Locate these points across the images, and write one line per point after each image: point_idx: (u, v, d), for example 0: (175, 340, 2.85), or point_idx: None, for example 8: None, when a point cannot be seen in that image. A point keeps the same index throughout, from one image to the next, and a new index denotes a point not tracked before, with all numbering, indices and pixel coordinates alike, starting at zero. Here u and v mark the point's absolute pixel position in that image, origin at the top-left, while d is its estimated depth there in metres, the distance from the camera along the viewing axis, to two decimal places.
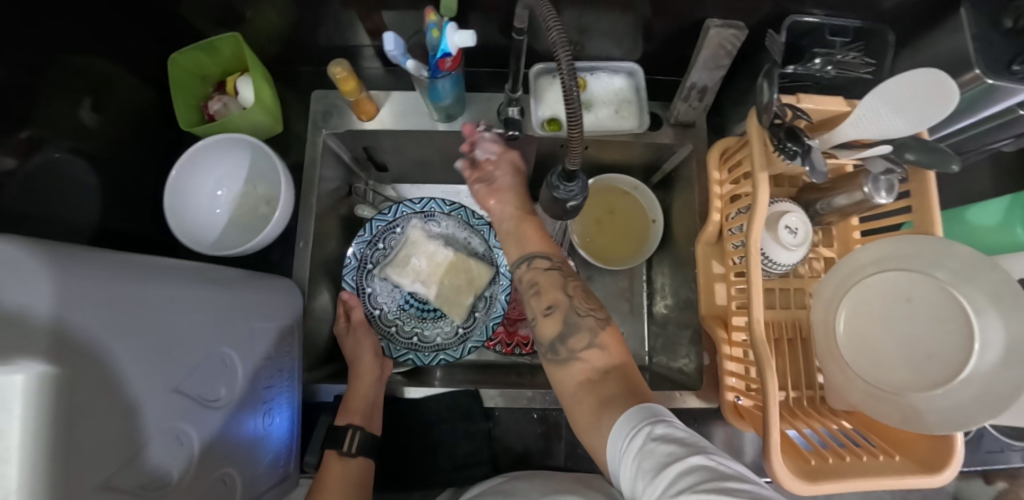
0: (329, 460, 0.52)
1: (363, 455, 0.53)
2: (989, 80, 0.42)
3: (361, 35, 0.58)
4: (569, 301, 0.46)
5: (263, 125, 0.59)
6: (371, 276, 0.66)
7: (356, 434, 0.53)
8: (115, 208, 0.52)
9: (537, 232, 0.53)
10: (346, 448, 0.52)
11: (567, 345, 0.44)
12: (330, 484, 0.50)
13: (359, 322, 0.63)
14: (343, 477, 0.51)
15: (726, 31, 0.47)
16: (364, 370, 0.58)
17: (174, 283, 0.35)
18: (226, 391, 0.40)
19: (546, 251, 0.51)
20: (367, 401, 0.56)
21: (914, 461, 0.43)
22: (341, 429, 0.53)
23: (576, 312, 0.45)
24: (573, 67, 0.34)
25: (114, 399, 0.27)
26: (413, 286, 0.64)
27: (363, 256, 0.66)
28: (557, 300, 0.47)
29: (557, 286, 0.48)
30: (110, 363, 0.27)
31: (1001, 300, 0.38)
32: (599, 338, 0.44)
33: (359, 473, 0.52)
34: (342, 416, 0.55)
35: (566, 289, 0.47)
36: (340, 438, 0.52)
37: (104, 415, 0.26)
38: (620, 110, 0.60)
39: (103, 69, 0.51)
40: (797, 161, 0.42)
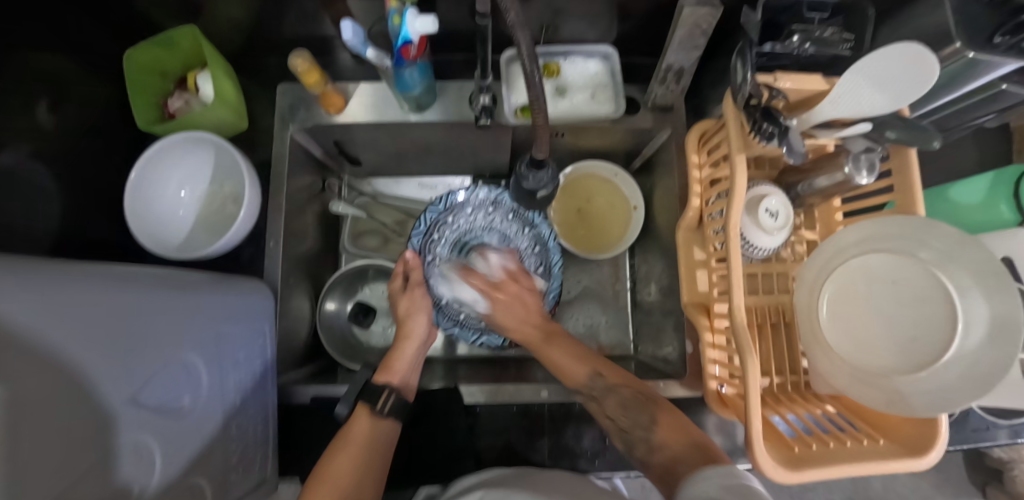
0: (357, 416, 0.50)
1: (393, 418, 0.51)
2: (970, 53, 0.41)
3: (328, 24, 0.55)
4: (615, 424, 0.48)
5: (226, 123, 0.57)
6: (435, 242, 0.66)
7: (391, 396, 0.52)
8: (76, 211, 0.50)
9: (563, 354, 0.54)
10: (380, 408, 0.50)
11: (637, 454, 0.45)
12: (354, 437, 0.47)
13: (416, 283, 0.62)
14: (370, 435, 0.48)
15: (700, 10, 0.44)
16: (414, 332, 0.59)
17: (128, 292, 0.33)
18: (190, 399, 0.38)
19: (577, 378, 0.52)
20: (409, 365, 0.57)
21: (898, 444, 0.43)
22: (379, 387, 0.52)
23: (626, 430, 0.47)
24: (534, 52, 0.32)
25: (72, 413, 0.26)
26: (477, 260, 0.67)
27: (432, 222, 0.67)
28: (608, 423, 0.49)
29: (602, 413, 0.49)
30: (64, 374, 0.26)
31: (984, 279, 0.37)
32: (656, 436, 0.44)
33: (381, 436, 0.49)
34: (380, 375, 0.55)
35: (607, 411, 0.49)
36: (376, 395, 0.51)
37: (60, 430, 0.25)
38: (596, 95, 0.58)
39: (56, 67, 0.48)
40: (774, 143, 0.40)
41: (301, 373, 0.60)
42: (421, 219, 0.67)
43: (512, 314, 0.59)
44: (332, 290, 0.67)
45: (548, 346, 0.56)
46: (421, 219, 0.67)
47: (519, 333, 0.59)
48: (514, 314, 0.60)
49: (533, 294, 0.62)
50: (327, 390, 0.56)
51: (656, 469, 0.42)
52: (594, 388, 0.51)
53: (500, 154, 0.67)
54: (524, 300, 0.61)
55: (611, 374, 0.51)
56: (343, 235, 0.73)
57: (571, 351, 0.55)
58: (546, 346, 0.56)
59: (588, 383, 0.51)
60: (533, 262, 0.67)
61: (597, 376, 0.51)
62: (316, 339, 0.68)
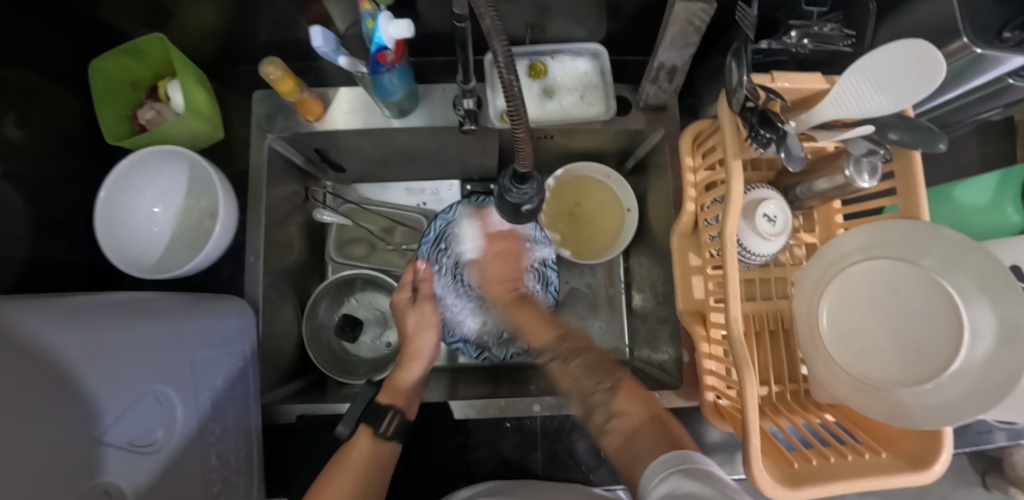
0: (359, 436, 0.48)
1: (396, 439, 0.49)
2: (977, 50, 0.38)
3: (303, 28, 0.53)
4: (577, 388, 0.48)
5: (200, 133, 0.55)
6: (441, 252, 0.65)
7: (395, 418, 0.50)
8: (44, 233, 0.48)
9: (534, 317, 0.57)
10: (383, 431, 0.49)
11: (596, 422, 0.44)
12: (354, 457, 0.46)
13: (427, 296, 0.60)
14: (371, 455, 0.47)
15: (694, 5, 0.42)
16: (423, 351, 0.57)
17: (80, 329, 0.32)
18: (163, 433, 0.37)
19: (541, 337, 0.55)
20: (412, 383, 0.54)
21: (901, 458, 0.41)
22: (383, 408, 0.50)
23: (586, 394, 0.47)
24: (512, 57, 0.27)
25: (29, 463, 0.25)
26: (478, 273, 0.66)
27: (440, 232, 0.65)
28: (570, 386, 0.49)
29: (563, 373, 0.51)
30: (14, 426, 0.24)
31: (992, 287, 0.35)
32: (616, 406, 0.43)
33: (380, 457, 0.48)
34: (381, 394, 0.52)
35: (570, 371, 0.50)
36: (380, 416, 0.49)
37: (16, 483, 0.24)
38: (585, 96, 0.55)
39: (17, 81, 0.46)
40: (772, 149, 0.38)
41: (288, 390, 0.59)
42: (432, 226, 0.65)
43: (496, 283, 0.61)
44: (320, 300, 0.66)
45: (518, 308, 0.59)
46: (432, 226, 0.65)
47: (497, 292, 0.61)
48: (499, 268, 0.61)
49: (520, 255, 0.62)
50: (313, 408, 0.55)
51: (614, 439, 0.41)
52: (557, 352, 0.52)
53: (488, 158, 0.65)
54: (517, 260, 0.61)
55: (576, 340, 0.53)
56: (329, 244, 0.71)
57: (538, 314, 0.57)
58: (518, 308, 0.59)
59: (553, 345, 0.53)
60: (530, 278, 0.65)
61: (562, 339, 0.53)
62: (303, 353, 0.66)
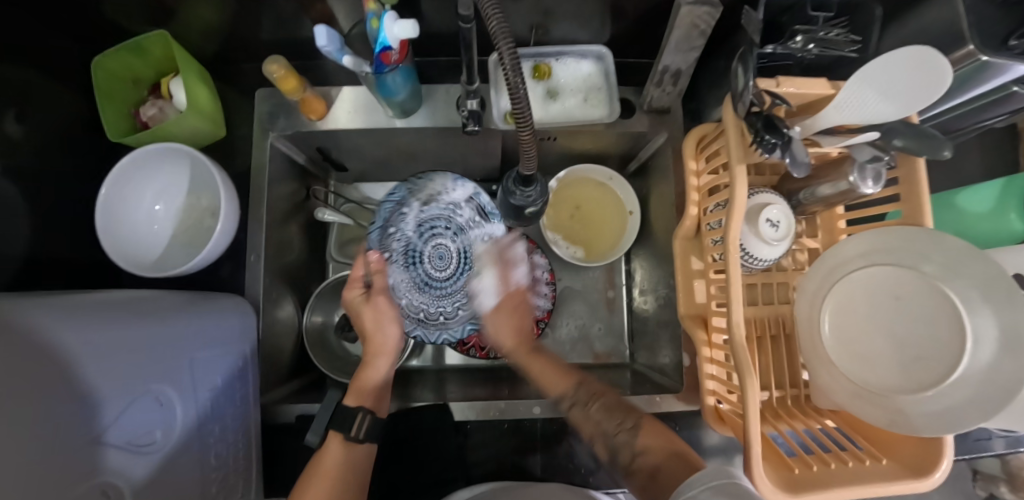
0: (330, 444, 0.47)
1: (369, 441, 0.49)
2: (983, 57, 0.38)
3: (306, 26, 0.53)
4: (600, 430, 0.48)
5: (202, 131, 0.55)
6: (392, 236, 0.55)
7: (365, 420, 0.48)
8: (45, 231, 0.48)
9: (548, 370, 0.54)
10: (354, 434, 0.48)
11: (620, 461, 0.45)
12: (323, 470, 0.45)
13: (380, 289, 0.55)
14: (342, 463, 0.47)
15: (699, 9, 0.42)
16: (386, 346, 0.54)
17: (78, 328, 0.32)
18: (163, 433, 0.37)
19: (561, 388, 0.52)
20: (381, 379, 0.53)
21: (900, 464, 0.41)
22: (351, 411, 0.48)
23: (610, 434, 0.47)
24: (517, 58, 0.27)
25: (19, 467, 0.24)
26: (435, 251, 0.56)
27: (389, 215, 0.56)
28: (593, 430, 0.49)
29: (586, 418, 0.50)
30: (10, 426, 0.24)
31: (995, 294, 0.35)
32: (640, 442, 0.45)
33: (358, 461, 0.48)
34: (348, 397, 0.51)
35: (592, 416, 0.49)
36: (349, 422, 0.48)
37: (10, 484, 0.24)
38: (589, 98, 0.55)
39: (19, 77, 0.46)
40: (777, 154, 0.38)
41: (287, 389, 0.59)
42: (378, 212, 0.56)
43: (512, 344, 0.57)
44: (320, 300, 0.65)
45: (533, 356, 0.56)
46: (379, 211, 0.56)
47: (508, 344, 0.57)
48: (509, 322, 0.58)
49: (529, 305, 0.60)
50: (313, 409, 0.55)
51: (638, 478, 0.42)
52: (577, 397, 0.51)
53: (490, 160, 0.65)
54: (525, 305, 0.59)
55: (593, 383, 0.53)
56: (330, 243, 0.71)
57: (552, 363, 0.55)
58: (531, 355, 0.56)
59: (573, 391, 0.52)
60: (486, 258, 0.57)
61: (581, 385, 0.52)
62: (303, 352, 0.66)
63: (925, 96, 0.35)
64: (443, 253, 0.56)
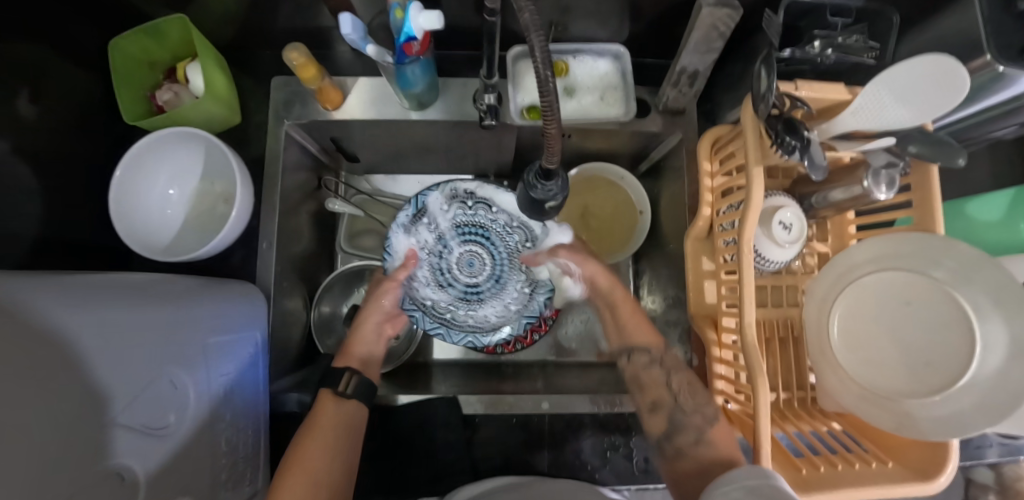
0: (322, 401, 0.49)
1: (357, 399, 0.50)
2: (999, 67, 0.39)
3: (325, 15, 0.52)
4: (670, 398, 0.49)
5: (216, 116, 0.54)
6: (461, 320, 0.61)
7: (354, 377, 0.50)
8: (58, 211, 0.48)
9: (636, 321, 0.56)
10: (341, 389, 0.50)
11: (672, 446, 0.47)
12: (321, 424, 0.47)
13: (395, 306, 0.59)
14: (336, 417, 0.48)
15: (720, 10, 0.42)
16: (385, 307, 0.58)
17: (98, 310, 0.31)
18: (176, 417, 0.37)
19: (648, 343, 0.54)
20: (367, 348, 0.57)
21: (906, 467, 0.42)
22: (339, 370, 0.51)
23: (677, 412, 0.48)
24: (549, 52, 0.25)
25: (41, 447, 0.24)
26: (463, 264, 0.62)
27: (443, 323, 0.60)
28: (662, 395, 0.50)
29: (661, 381, 0.51)
30: (31, 404, 0.24)
31: (1005, 302, 0.36)
32: (707, 434, 0.44)
33: (351, 419, 0.49)
34: (340, 360, 0.55)
35: (671, 384, 0.50)
36: (336, 378, 0.50)
37: (33, 461, 0.23)
38: (605, 97, 0.56)
39: (38, 55, 0.45)
40: (796, 156, 0.39)
41: (294, 378, 0.59)
42: (437, 331, 0.60)
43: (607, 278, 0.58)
44: (329, 291, 0.65)
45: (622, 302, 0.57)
46: (437, 330, 0.60)
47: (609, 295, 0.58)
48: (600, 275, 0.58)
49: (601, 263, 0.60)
50: None
51: (688, 464, 0.44)
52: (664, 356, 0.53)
53: (503, 157, 0.65)
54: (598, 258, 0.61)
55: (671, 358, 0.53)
56: (339, 234, 0.71)
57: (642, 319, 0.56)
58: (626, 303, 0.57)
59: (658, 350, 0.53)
60: (467, 215, 0.61)
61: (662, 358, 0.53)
62: (310, 342, 0.66)
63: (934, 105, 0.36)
64: (470, 259, 0.62)
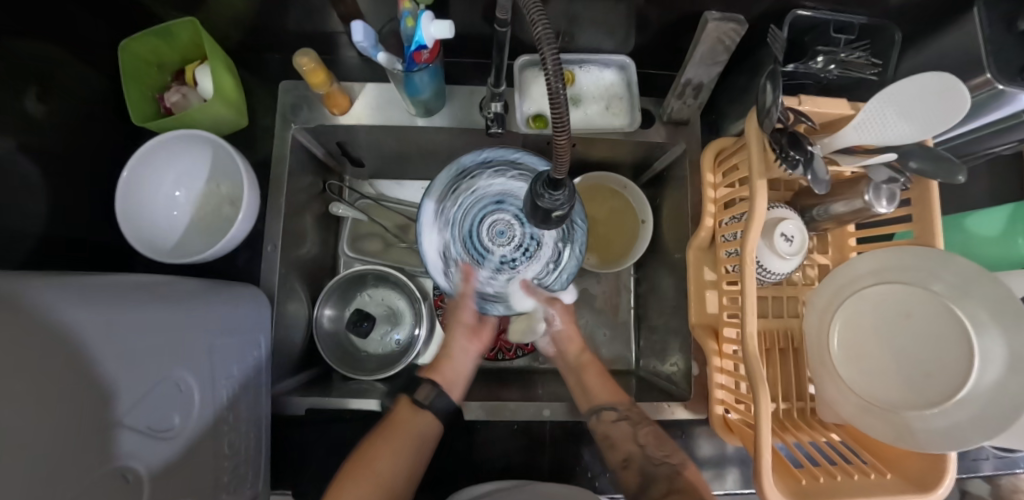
0: (401, 408, 0.50)
1: (434, 414, 0.50)
2: (999, 85, 0.40)
3: (335, 21, 0.53)
4: (639, 451, 0.48)
5: (225, 118, 0.55)
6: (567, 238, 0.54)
7: (432, 389, 0.51)
8: (64, 211, 0.48)
9: (599, 381, 0.55)
10: (420, 399, 0.51)
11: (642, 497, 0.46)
12: (396, 430, 0.48)
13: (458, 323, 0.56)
14: (409, 428, 0.48)
15: (725, 25, 0.43)
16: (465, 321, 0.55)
17: (107, 310, 0.31)
18: (180, 419, 0.37)
19: (612, 400, 0.53)
20: (462, 367, 0.55)
21: (905, 479, 0.42)
22: (420, 380, 0.52)
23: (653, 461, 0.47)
24: (561, 65, 0.25)
25: (50, 448, 0.24)
26: (500, 236, 0.55)
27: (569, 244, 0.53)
28: (631, 451, 0.48)
29: (629, 437, 0.49)
30: (41, 405, 0.24)
31: (1003, 315, 0.36)
32: (680, 485, 0.45)
33: (425, 432, 0.49)
34: (428, 371, 0.54)
35: (638, 438, 0.49)
36: (416, 388, 0.52)
37: (41, 463, 0.23)
38: (611, 106, 0.57)
39: (49, 56, 0.46)
40: (799, 170, 0.39)
41: (296, 381, 0.59)
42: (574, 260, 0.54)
43: (576, 341, 0.59)
44: (331, 295, 0.65)
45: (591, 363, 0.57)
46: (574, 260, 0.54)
47: (579, 362, 0.57)
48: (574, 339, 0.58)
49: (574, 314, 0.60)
50: (323, 402, 0.55)
51: None
52: (626, 415, 0.51)
53: None
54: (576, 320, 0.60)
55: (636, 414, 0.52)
56: (341, 238, 0.71)
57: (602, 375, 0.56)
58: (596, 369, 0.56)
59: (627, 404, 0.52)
60: (453, 244, 0.54)
61: (627, 415, 0.51)
62: (311, 345, 0.66)
63: (942, 118, 0.36)
64: (501, 225, 0.55)
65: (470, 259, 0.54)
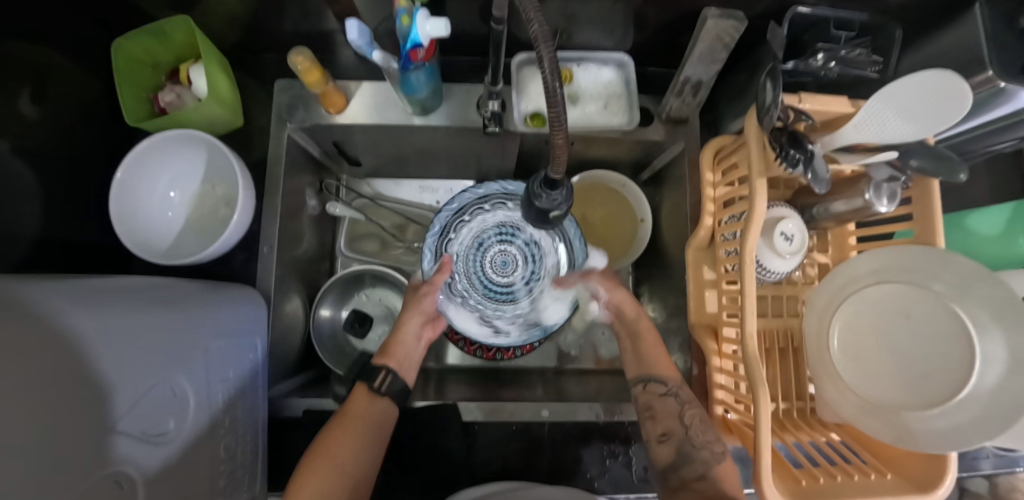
0: (357, 395, 0.49)
1: (392, 399, 0.49)
2: (1001, 83, 0.40)
3: (331, 20, 0.52)
4: (681, 431, 0.47)
5: (219, 118, 0.54)
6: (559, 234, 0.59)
7: (388, 376, 0.50)
8: (57, 211, 0.47)
9: (658, 351, 0.53)
10: (377, 386, 0.49)
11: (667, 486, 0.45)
12: (353, 417, 0.47)
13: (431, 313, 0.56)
14: (367, 413, 0.47)
15: (725, 22, 0.42)
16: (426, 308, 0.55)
17: (102, 314, 0.31)
18: (176, 423, 0.36)
19: (668, 374, 0.51)
20: (410, 350, 0.54)
21: (906, 480, 0.42)
22: (375, 367, 0.50)
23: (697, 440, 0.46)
24: (558, 62, 0.25)
25: (46, 453, 0.24)
26: (505, 265, 0.59)
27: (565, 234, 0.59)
28: (673, 426, 0.48)
29: (676, 413, 0.48)
30: (37, 410, 0.24)
31: (1004, 315, 0.36)
32: (718, 470, 0.44)
33: (382, 418, 0.48)
34: (381, 356, 0.53)
35: (684, 416, 0.48)
36: (373, 375, 0.50)
37: (37, 468, 0.23)
38: (609, 105, 0.56)
39: (41, 56, 0.45)
40: (798, 170, 0.39)
41: (293, 382, 0.59)
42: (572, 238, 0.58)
43: (630, 308, 0.57)
44: (328, 295, 0.65)
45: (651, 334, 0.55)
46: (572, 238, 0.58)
47: (631, 332, 0.56)
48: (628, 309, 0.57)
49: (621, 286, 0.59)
50: (319, 405, 0.56)
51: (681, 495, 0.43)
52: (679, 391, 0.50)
53: (505, 164, 0.65)
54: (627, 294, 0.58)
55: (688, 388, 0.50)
56: (338, 238, 0.70)
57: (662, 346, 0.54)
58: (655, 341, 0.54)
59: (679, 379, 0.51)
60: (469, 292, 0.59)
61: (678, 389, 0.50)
62: (309, 346, 0.66)
63: (942, 118, 0.35)
64: (504, 258, 0.59)
65: (492, 303, 0.59)
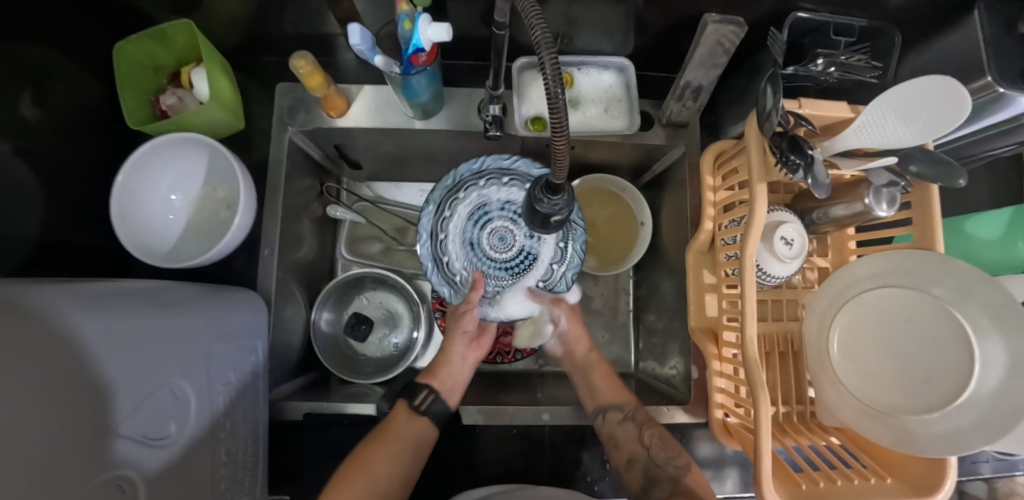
0: (398, 411, 0.51)
1: (431, 419, 0.51)
2: (1000, 88, 0.40)
3: (333, 23, 0.53)
4: (645, 454, 0.49)
5: (221, 121, 0.54)
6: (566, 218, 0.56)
7: (430, 396, 0.52)
8: (59, 214, 0.47)
9: (608, 381, 0.56)
10: (417, 404, 0.51)
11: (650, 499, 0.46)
12: (393, 433, 0.48)
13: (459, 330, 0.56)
14: (406, 431, 0.49)
15: (725, 27, 0.43)
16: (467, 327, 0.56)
17: (104, 317, 0.31)
18: (177, 426, 0.36)
19: (618, 400, 0.53)
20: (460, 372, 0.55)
21: (905, 484, 0.42)
22: (419, 384, 0.52)
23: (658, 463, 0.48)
24: (559, 66, 0.25)
25: (46, 457, 0.24)
26: (503, 243, 0.57)
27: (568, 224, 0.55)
28: (636, 451, 0.49)
29: (634, 437, 0.50)
30: (38, 414, 0.24)
31: (1004, 320, 0.36)
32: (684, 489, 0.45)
33: (421, 436, 0.49)
34: (423, 375, 0.54)
35: (643, 439, 0.50)
36: (415, 392, 0.52)
37: (37, 473, 0.23)
38: (609, 109, 0.56)
39: (43, 59, 0.45)
40: (799, 175, 0.39)
41: (294, 385, 0.59)
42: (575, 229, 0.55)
43: (583, 340, 0.59)
44: (329, 298, 0.65)
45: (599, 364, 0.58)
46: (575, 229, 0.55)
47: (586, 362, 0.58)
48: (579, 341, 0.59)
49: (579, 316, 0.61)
50: (322, 407, 0.55)
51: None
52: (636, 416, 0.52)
53: None
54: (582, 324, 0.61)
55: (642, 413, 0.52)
56: (339, 241, 0.71)
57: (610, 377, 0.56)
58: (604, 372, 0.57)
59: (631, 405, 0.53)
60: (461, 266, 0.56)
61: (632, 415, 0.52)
62: (309, 348, 0.66)
63: (941, 123, 0.35)
64: (501, 232, 0.57)
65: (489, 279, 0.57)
